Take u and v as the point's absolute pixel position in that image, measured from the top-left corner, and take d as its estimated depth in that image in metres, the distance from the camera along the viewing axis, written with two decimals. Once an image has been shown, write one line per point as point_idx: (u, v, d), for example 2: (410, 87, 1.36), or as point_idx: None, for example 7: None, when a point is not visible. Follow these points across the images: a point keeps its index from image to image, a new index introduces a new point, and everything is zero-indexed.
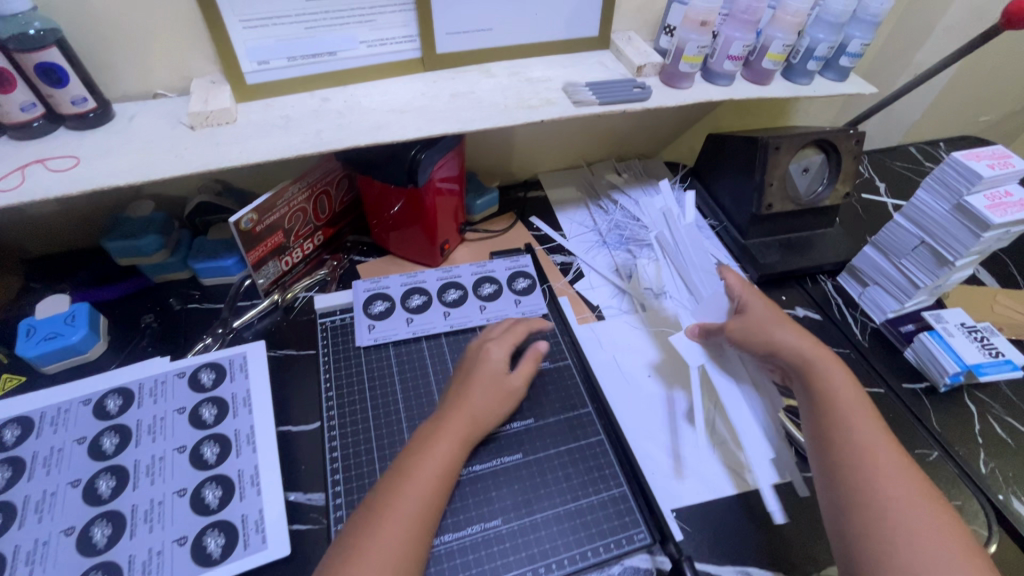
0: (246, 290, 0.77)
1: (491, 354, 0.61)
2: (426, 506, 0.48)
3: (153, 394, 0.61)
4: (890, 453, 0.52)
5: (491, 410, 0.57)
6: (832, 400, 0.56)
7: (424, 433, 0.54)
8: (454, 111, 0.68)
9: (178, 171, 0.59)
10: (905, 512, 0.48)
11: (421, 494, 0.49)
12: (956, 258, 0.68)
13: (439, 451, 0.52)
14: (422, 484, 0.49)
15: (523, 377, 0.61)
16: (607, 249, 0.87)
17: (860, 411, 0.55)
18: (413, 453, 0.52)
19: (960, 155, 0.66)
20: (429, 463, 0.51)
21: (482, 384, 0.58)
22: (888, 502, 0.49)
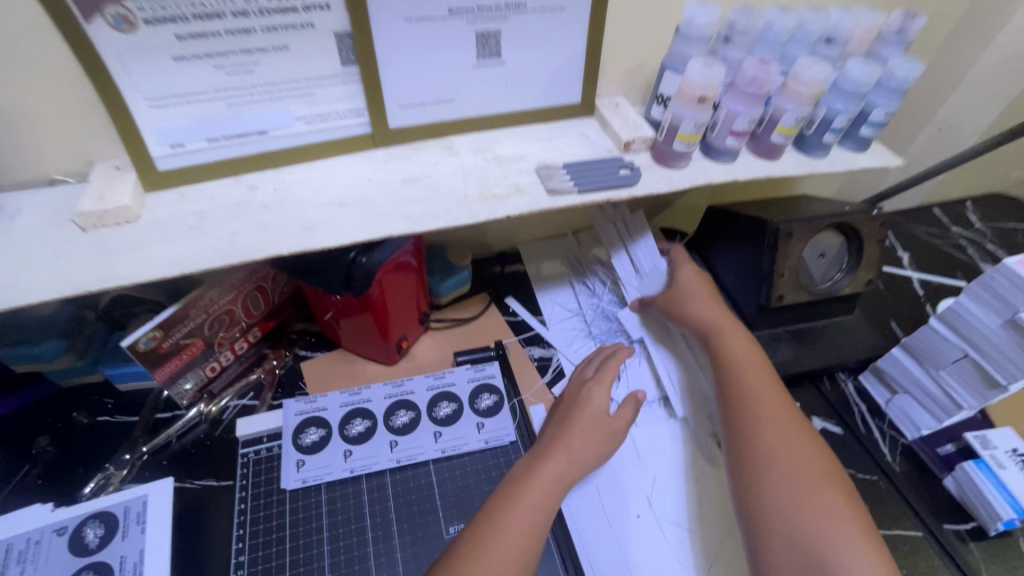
0: (166, 400, 0.66)
1: (595, 399, 0.61)
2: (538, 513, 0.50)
3: (22, 560, 0.50)
4: (777, 403, 0.58)
5: (593, 455, 0.57)
6: (729, 355, 0.63)
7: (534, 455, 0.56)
8: (404, 204, 0.57)
9: (54, 291, 0.48)
10: (788, 458, 0.53)
11: (536, 502, 0.51)
12: (1011, 383, 0.56)
13: (546, 471, 0.53)
14: (537, 495, 0.51)
15: (624, 419, 0.62)
16: (592, 342, 0.76)
17: (750, 366, 0.62)
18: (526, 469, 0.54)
19: (1011, 262, 0.54)
20: (546, 476, 0.53)
21: (586, 426, 0.58)
22: (776, 449, 0.54)
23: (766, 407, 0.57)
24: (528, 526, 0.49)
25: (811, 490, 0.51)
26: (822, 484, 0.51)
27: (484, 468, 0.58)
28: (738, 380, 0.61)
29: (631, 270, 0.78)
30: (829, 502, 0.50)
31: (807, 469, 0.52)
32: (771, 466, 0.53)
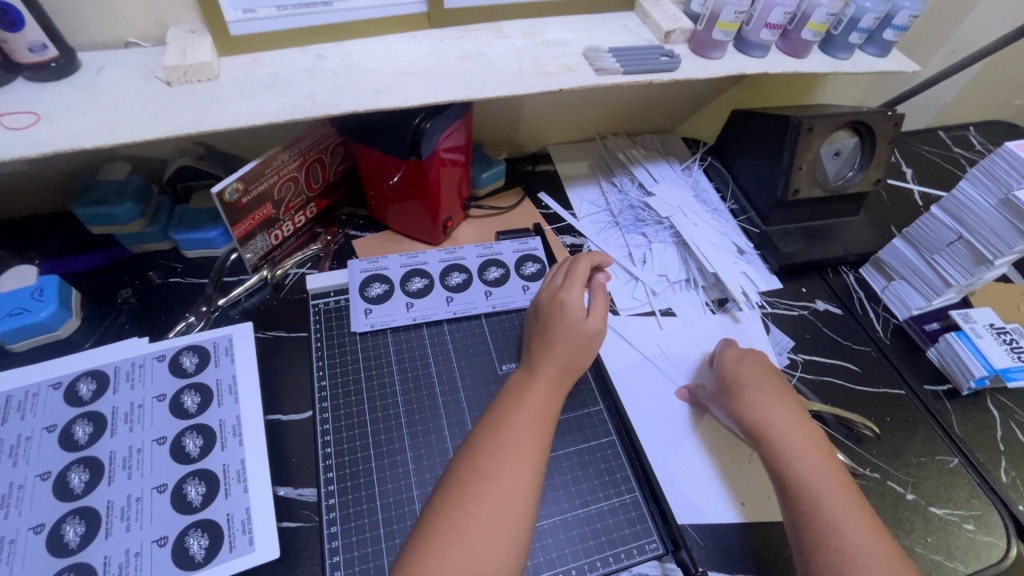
0: (232, 265, 0.71)
1: (567, 304, 0.59)
2: (526, 458, 0.49)
3: (130, 379, 0.56)
4: (796, 421, 0.55)
5: (578, 355, 0.57)
6: (739, 381, 0.59)
7: (499, 406, 0.54)
8: (463, 75, 0.61)
9: (152, 134, 0.52)
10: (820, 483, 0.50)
11: (514, 455, 0.49)
12: (995, 258, 0.63)
13: (526, 413, 0.53)
14: (519, 437, 0.51)
15: (600, 315, 0.59)
16: (620, 231, 0.82)
17: (768, 392, 0.57)
18: (489, 437, 0.51)
19: (1012, 146, 0.60)
20: (513, 439, 0.50)
21: (561, 334, 0.58)
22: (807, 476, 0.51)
23: (777, 421, 0.55)
24: (509, 501, 0.47)
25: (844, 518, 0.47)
26: (848, 508, 0.48)
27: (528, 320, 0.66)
28: (748, 396, 0.57)
29: (650, 177, 0.87)
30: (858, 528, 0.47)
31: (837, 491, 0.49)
32: (808, 495, 0.49)
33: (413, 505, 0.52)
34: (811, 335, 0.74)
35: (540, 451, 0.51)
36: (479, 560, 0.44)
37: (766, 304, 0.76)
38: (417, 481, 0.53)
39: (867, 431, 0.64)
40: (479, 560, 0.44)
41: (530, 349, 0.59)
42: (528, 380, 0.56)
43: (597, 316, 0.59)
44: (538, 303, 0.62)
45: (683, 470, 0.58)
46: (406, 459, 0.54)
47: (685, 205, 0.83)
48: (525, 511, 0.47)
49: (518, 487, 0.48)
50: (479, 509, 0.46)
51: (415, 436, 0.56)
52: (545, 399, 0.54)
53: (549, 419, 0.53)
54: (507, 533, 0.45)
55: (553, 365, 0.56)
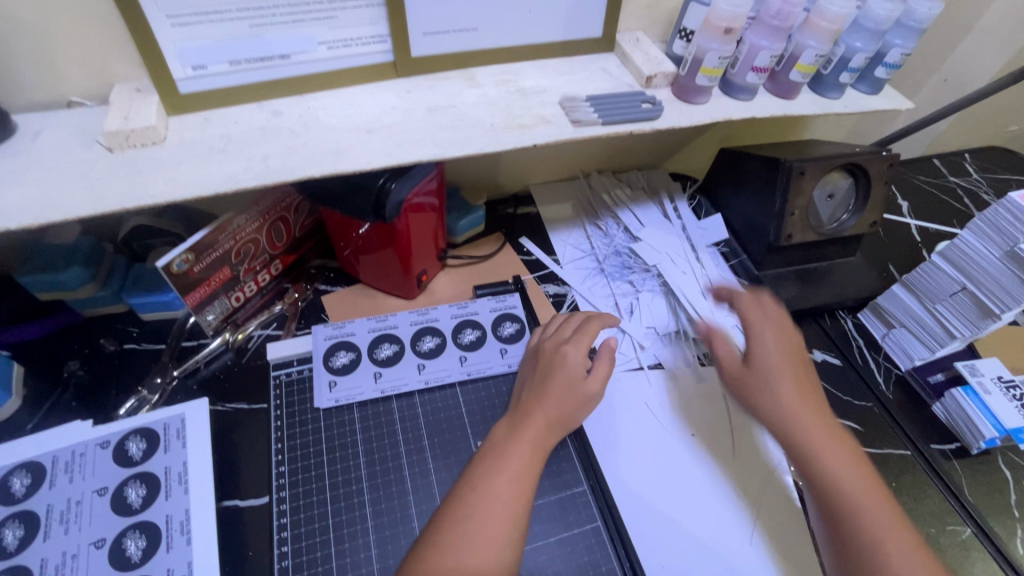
0: (192, 328, 0.67)
1: (568, 359, 0.57)
2: (499, 523, 0.46)
3: (70, 471, 0.52)
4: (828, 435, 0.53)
5: (568, 417, 0.54)
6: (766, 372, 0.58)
7: (479, 459, 0.51)
8: (431, 131, 0.57)
9: (87, 209, 0.48)
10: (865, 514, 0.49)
11: (489, 515, 0.46)
12: (1004, 311, 0.60)
13: (505, 468, 0.49)
14: (496, 494, 0.47)
15: (600, 380, 0.56)
16: (605, 279, 0.78)
17: (799, 396, 0.56)
18: (463, 496, 0.47)
19: (1016, 196, 0.57)
20: (488, 500, 0.47)
21: (557, 390, 0.55)
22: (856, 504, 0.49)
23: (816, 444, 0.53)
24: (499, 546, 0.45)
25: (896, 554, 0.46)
26: (901, 545, 0.47)
27: (506, 387, 0.62)
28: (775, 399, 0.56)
29: (636, 219, 0.84)
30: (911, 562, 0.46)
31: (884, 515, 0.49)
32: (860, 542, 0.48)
33: None
34: None
35: (517, 516, 0.47)
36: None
37: None
38: None
39: None
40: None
41: (520, 394, 0.57)
42: (513, 433, 0.52)
43: (597, 380, 0.56)
44: (537, 350, 0.60)
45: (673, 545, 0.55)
46: (370, 557, 0.50)
47: (673, 248, 0.80)
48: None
49: (488, 550, 0.44)
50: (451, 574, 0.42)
51: (381, 528, 0.52)
52: (523, 458, 0.50)
53: (527, 483, 0.49)
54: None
55: (540, 419, 0.53)
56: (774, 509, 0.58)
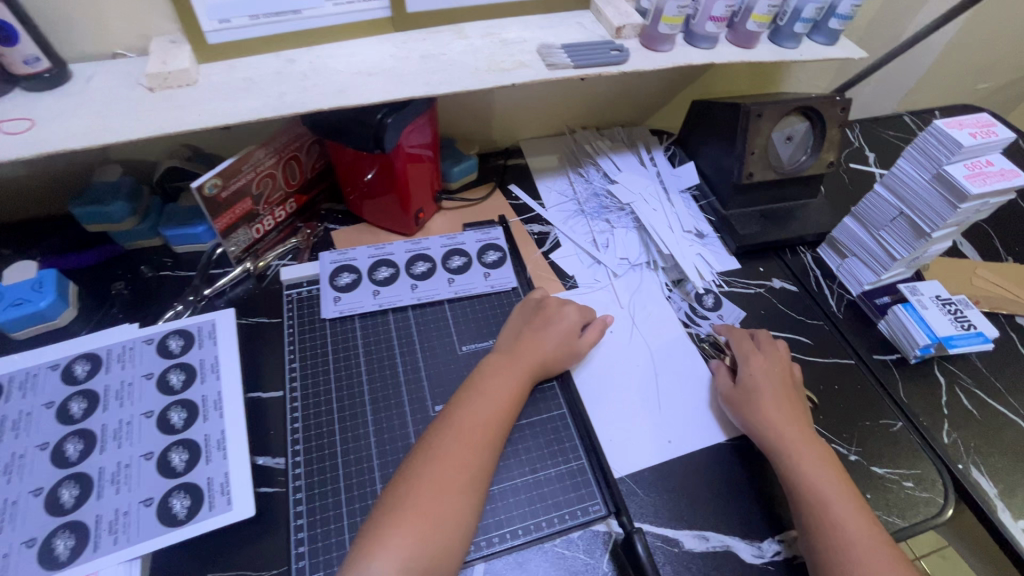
0: (217, 260, 0.76)
1: (568, 315, 0.66)
2: (488, 431, 0.54)
3: (121, 360, 0.61)
4: (799, 430, 0.59)
5: (556, 360, 0.63)
6: (749, 386, 0.63)
7: (473, 383, 0.59)
8: (423, 74, 0.66)
9: (135, 135, 0.57)
10: (827, 494, 0.54)
11: (479, 427, 0.54)
12: (932, 230, 0.67)
13: (497, 392, 0.57)
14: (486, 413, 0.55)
15: (589, 342, 0.66)
16: (585, 218, 0.86)
17: (779, 403, 0.61)
18: (457, 412, 0.55)
19: (941, 123, 0.64)
20: (480, 416, 0.55)
21: (550, 336, 0.64)
22: (814, 482, 0.55)
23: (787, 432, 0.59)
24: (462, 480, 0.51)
25: (854, 529, 0.52)
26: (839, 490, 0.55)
27: (490, 303, 0.71)
28: (757, 409, 0.61)
29: (613, 165, 0.92)
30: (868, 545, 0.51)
31: (843, 498, 0.54)
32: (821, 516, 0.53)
33: (373, 474, 0.56)
34: (766, 312, 0.78)
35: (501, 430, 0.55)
36: (436, 516, 0.48)
37: (722, 284, 0.80)
38: (377, 452, 0.57)
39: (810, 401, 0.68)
40: (436, 513, 0.48)
41: (515, 335, 0.64)
42: (490, 381, 0.58)
43: (585, 342, 0.66)
44: (538, 302, 0.68)
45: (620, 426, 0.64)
46: (368, 433, 0.58)
47: (645, 190, 0.88)
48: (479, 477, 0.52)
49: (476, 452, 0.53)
50: (447, 467, 0.51)
51: (378, 412, 0.60)
52: (512, 387, 0.58)
53: (516, 402, 0.58)
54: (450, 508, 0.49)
55: (531, 357, 0.61)
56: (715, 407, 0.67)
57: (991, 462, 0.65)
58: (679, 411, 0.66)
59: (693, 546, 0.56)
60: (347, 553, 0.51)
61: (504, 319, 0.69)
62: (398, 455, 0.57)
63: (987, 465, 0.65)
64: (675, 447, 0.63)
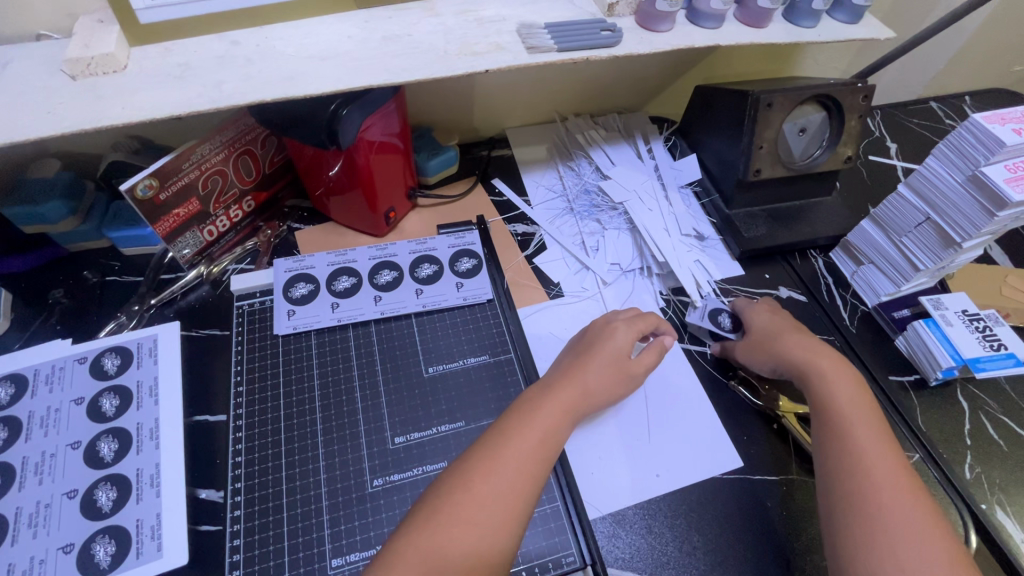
0: (169, 262, 0.69)
1: (614, 336, 0.57)
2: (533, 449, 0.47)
3: (49, 382, 0.55)
4: (822, 361, 0.57)
5: (606, 390, 0.54)
6: (766, 330, 0.62)
7: (517, 410, 0.50)
8: (383, 58, 0.58)
9: (50, 132, 0.50)
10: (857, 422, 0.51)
11: (518, 461, 0.46)
12: (963, 240, 0.59)
13: (538, 425, 0.49)
14: (522, 445, 0.47)
15: (644, 364, 0.57)
16: (574, 218, 0.78)
17: (803, 339, 0.59)
18: (497, 442, 0.47)
19: (979, 117, 0.55)
20: (526, 423, 0.49)
21: (599, 362, 0.55)
22: (843, 408, 0.53)
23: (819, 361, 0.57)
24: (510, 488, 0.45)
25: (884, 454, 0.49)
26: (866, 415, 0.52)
27: (463, 317, 0.64)
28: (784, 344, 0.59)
29: (607, 158, 0.84)
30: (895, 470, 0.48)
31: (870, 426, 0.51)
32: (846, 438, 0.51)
33: (320, 518, 0.50)
34: None
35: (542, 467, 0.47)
36: (464, 551, 0.42)
37: (723, 294, 0.72)
38: (327, 491, 0.51)
39: None
40: (466, 552, 0.41)
41: (561, 366, 0.56)
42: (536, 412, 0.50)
43: (639, 364, 0.57)
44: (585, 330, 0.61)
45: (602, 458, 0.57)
46: (318, 469, 0.52)
47: (640, 186, 0.80)
48: (518, 517, 0.44)
49: (517, 488, 0.45)
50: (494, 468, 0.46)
51: (331, 444, 0.54)
52: (555, 421, 0.50)
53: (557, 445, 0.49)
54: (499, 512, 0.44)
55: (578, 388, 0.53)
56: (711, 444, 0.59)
57: (1018, 502, 0.58)
58: (670, 444, 0.59)
59: None
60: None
61: (480, 335, 0.63)
62: (351, 496, 0.51)
63: (1013, 505, 0.58)
64: (662, 483, 0.56)
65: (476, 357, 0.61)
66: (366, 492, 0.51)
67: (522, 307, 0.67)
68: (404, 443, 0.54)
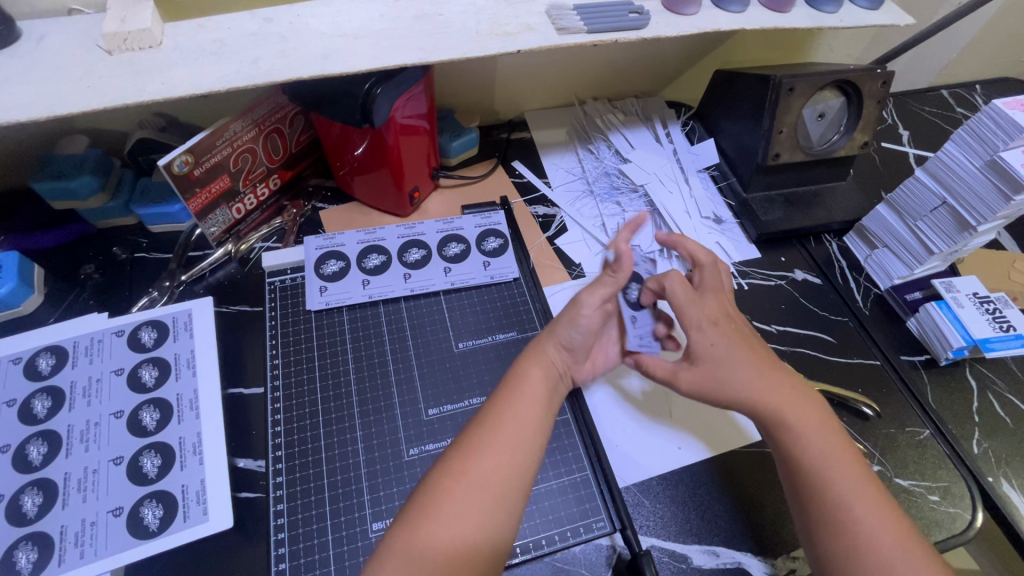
0: (197, 240, 0.70)
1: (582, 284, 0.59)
2: (516, 432, 0.49)
3: (89, 354, 0.56)
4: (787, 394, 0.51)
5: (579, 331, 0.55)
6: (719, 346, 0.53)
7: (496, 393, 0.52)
8: (417, 37, 0.58)
9: (89, 106, 0.51)
10: (832, 470, 0.48)
11: (503, 437, 0.48)
12: (979, 223, 0.60)
13: (522, 401, 0.51)
14: (506, 430, 0.48)
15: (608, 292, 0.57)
16: (595, 200, 0.79)
17: (730, 347, 0.53)
18: (482, 424, 0.49)
19: (1000, 103, 0.56)
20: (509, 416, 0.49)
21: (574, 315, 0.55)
22: (816, 450, 0.49)
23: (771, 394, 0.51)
24: (492, 479, 0.46)
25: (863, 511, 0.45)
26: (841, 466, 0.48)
27: (490, 295, 0.65)
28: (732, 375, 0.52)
29: (625, 141, 0.85)
30: (874, 510, 0.45)
31: (846, 465, 0.48)
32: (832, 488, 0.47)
33: (360, 484, 0.52)
34: (787, 306, 0.72)
35: (536, 440, 0.49)
36: (462, 534, 0.43)
37: (741, 276, 0.74)
38: (365, 460, 0.53)
39: (873, 410, 0.63)
40: (460, 534, 0.43)
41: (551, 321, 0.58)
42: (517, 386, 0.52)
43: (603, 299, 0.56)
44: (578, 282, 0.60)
45: (625, 431, 0.60)
46: (355, 438, 0.54)
47: (659, 169, 0.81)
48: (512, 497, 0.46)
49: (505, 469, 0.46)
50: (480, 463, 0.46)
51: (366, 415, 0.55)
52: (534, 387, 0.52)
53: (540, 409, 0.51)
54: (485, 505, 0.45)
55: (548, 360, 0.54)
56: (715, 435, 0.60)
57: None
58: (691, 415, 0.61)
59: (702, 562, 0.52)
60: (330, 570, 0.47)
61: (507, 313, 0.64)
62: (388, 466, 0.53)
63: (1019, 478, 0.60)
64: (684, 455, 0.58)
65: (504, 334, 0.62)
66: (403, 460, 0.53)
67: (546, 286, 0.68)
68: (438, 414, 0.56)
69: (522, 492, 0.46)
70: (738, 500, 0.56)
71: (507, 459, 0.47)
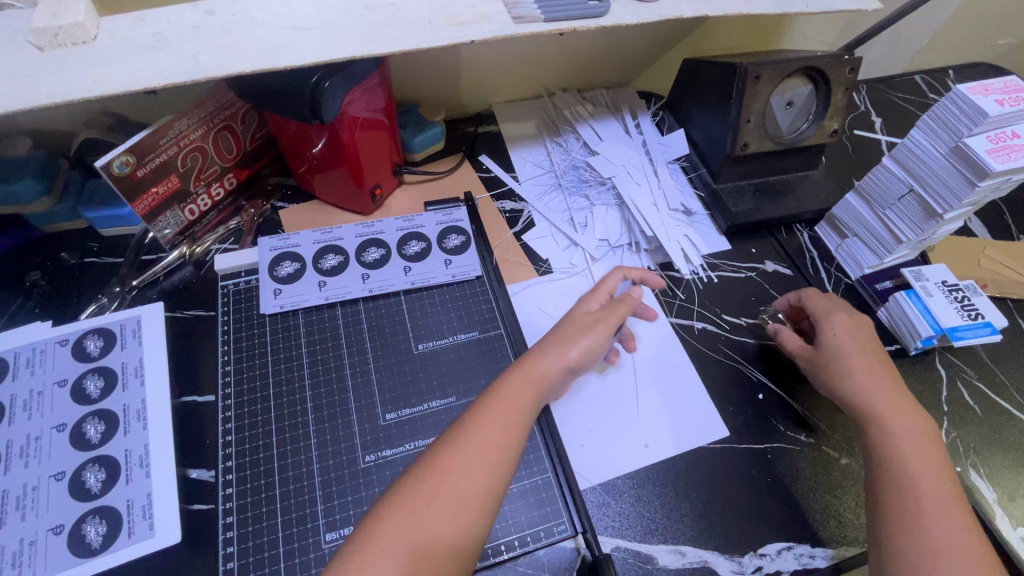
0: (150, 243, 0.67)
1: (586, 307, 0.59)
2: (498, 441, 0.47)
3: (31, 365, 0.54)
4: (906, 417, 0.53)
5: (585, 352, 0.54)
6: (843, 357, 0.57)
7: (481, 403, 0.50)
8: (367, 28, 0.56)
9: (16, 106, 0.48)
10: (926, 491, 0.48)
11: (482, 447, 0.46)
12: (945, 211, 0.59)
13: (504, 410, 0.49)
14: (487, 443, 0.46)
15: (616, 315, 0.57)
16: (563, 194, 0.78)
17: (870, 365, 0.56)
18: (461, 433, 0.47)
19: (964, 88, 0.55)
20: (492, 428, 0.47)
21: (579, 337, 0.55)
22: (913, 468, 0.50)
23: (880, 401, 0.54)
24: (465, 487, 0.44)
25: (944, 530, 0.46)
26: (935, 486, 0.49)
27: (453, 294, 0.64)
28: (855, 376, 0.56)
29: (594, 134, 0.83)
30: (949, 518, 0.47)
31: (940, 486, 0.49)
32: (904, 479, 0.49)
33: (314, 494, 0.50)
34: (757, 298, 0.71)
35: (509, 453, 0.47)
36: (431, 543, 0.41)
37: (710, 268, 0.73)
38: (320, 468, 0.51)
39: None
40: (429, 547, 0.41)
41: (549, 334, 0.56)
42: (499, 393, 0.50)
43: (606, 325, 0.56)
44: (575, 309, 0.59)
45: (591, 430, 0.58)
46: (309, 446, 0.52)
47: (627, 161, 0.80)
48: (483, 504, 0.44)
49: (479, 483, 0.45)
50: (458, 477, 0.44)
51: (321, 422, 0.54)
52: (518, 396, 0.50)
53: (521, 416, 0.49)
54: (461, 517, 0.43)
55: (544, 371, 0.52)
56: (682, 434, 0.59)
57: (991, 464, 0.60)
58: (658, 412, 0.60)
59: (668, 561, 0.51)
60: None
61: (471, 313, 0.63)
62: (344, 474, 0.51)
63: (987, 467, 0.60)
64: (651, 453, 0.57)
65: (465, 334, 0.61)
66: (359, 467, 0.51)
67: (511, 284, 0.67)
68: (395, 419, 0.54)
69: (492, 506, 0.45)
70: (705, 497, 0.55)
71: (486, 470, 0.45)
